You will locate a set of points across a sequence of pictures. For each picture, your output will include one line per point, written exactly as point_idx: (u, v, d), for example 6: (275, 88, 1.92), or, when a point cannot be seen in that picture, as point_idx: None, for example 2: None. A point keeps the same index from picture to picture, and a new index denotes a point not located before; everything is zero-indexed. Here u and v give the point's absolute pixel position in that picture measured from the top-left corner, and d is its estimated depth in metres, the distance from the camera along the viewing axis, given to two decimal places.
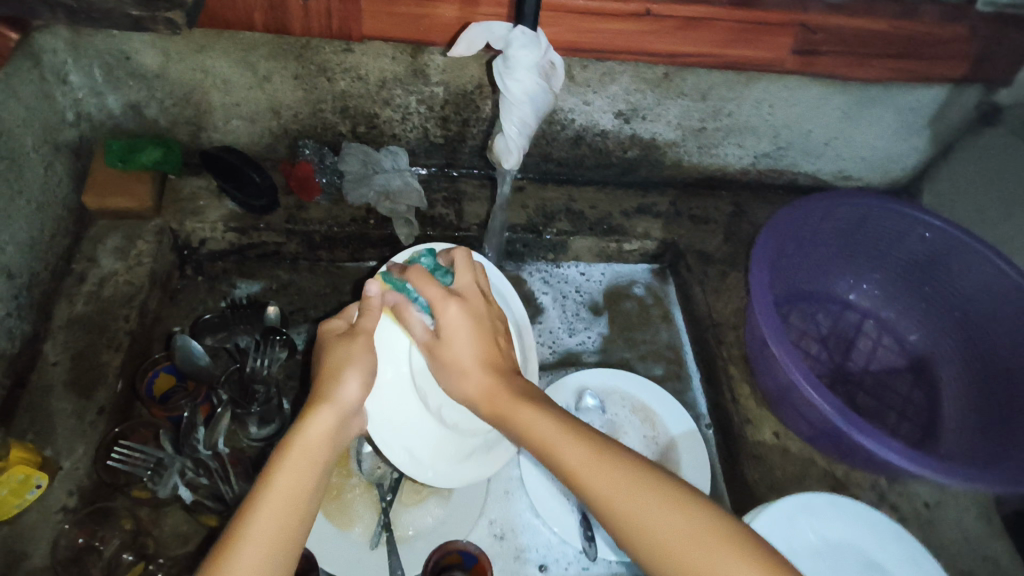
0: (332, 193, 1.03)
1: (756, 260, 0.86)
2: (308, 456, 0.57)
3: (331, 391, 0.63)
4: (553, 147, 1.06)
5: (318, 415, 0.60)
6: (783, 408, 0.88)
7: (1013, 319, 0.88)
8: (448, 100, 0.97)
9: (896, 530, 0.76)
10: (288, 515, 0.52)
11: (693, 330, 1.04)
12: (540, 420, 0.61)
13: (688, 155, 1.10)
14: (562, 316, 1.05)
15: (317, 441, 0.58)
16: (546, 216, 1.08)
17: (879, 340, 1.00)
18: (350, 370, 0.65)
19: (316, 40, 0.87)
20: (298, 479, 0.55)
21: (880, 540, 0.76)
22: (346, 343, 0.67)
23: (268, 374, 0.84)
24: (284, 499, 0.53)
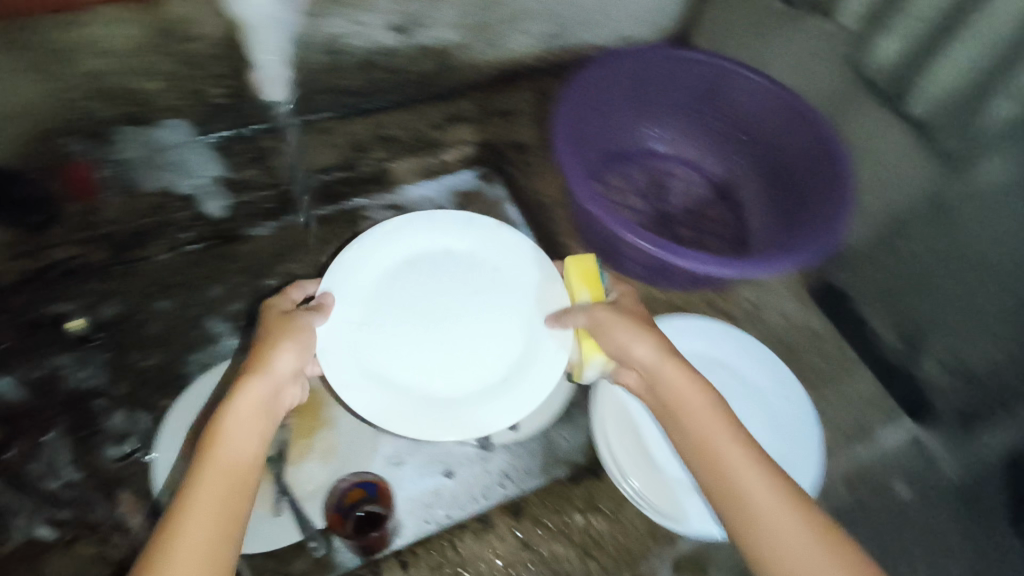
0: (121, 185, 0.94)
1: (558, 140, 0.92)
2: (247, 424, 0.60)
3: (265, 361, 0.64)
4: (344, 78, 1.03)
5: (250, 384, 0.62)
6: (617, 261, 0.95)
7: (785, 126, 0.99)
8: (215, 54, 0.91)
9: (727, 328, 0.88)
10: (227, 493, 0.56)
11: (528, 216, 1.09)
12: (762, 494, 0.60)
13: (479, 53, 1.11)
14: None
15: (254, 408, 0.61)
16: (359, 150, 1.06)
17: (687, 179, 1.11)
18: (285, 348, 0.66)
19: (33, 19, 0.79)
20: (231, 457, 0.58)
21: (715, 341, 0.87)
22: (295, 322, 0.70)
23: (96, 385, 0.86)
24: (222, 477, 0.57)
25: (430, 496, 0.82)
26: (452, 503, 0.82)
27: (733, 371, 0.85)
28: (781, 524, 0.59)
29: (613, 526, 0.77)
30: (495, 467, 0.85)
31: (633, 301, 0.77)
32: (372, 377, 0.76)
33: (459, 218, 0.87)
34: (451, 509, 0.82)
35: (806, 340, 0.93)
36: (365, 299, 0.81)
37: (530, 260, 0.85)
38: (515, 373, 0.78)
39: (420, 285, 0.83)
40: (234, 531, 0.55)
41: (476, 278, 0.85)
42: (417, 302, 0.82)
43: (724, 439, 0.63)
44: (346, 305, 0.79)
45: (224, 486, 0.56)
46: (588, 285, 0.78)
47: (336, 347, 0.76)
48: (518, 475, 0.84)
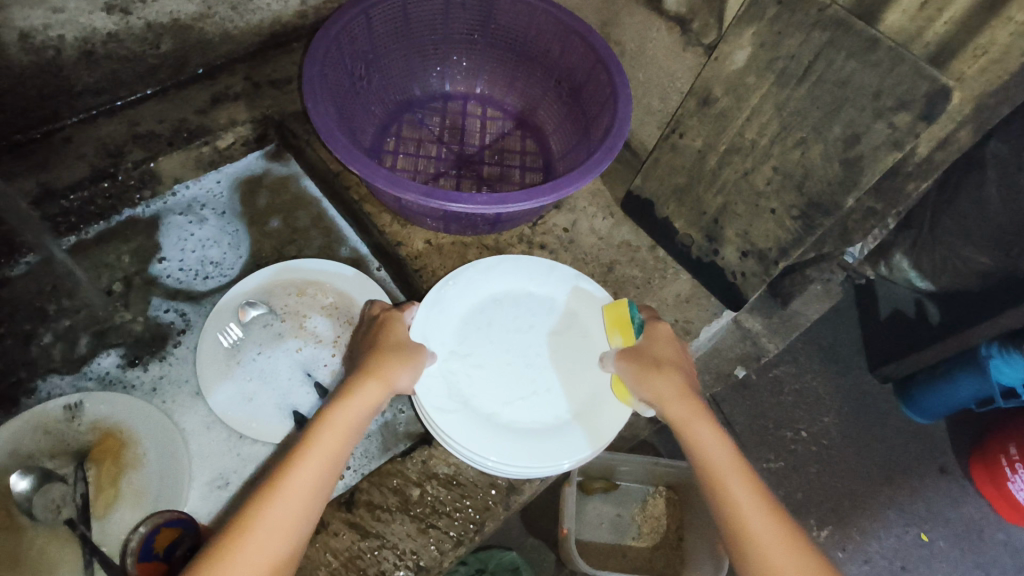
0: None
1: (310, 95, 0.80)
2: (343, 435, 0.63)
3: (384, 372, 0.67)
4: (71, 77, 0.90)
5: (367, 394, 0.65)
6: (412, 217, 0.90)
7: (561, 42, 0.95)
8: None
9: (549, 262, 0.84)
10: (317, 487, 0.60)
11: (327, 188, 1.01)
12: (747, 502, 0.59)
13: (229, 21, 0.98)
14: (190, 254, 0.96)
15: (358, 417, 0.64)
16: (113, 154, 0.92)
17: (485, 115, 1.06)
18: (405, 367, 0.69)
19: None
20: (332, 452, 0.61)
21: (532, 275, 0.84)
22: (415, 348, 0.72)
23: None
24: (319, 469, 0.60)
25: None
26: None
27: (550, 302, 0.83)
28: (779, 557, 0.56)
29: (452, 489, 0.76)
30: None
31: (660, 339, 0.71)
32: (450, 404, 0.73)
33: (525, 264, 0.84)
34: None
35: (622, 254, 0.94)
36: (466, 315, 0.80)
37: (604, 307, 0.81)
38: (585, 413, 0.75)
39: (503, 316, 0.81)
40: (301, 525, 0.58)
41: (548, 319, 0.81)
42: (495, 343, 0.79)
43: (719, 451, 0.62)
44: (448, 315, 0.79)
45: (316, 480, 0.60)
46: (620, 328, 0.76)
47: (430, 385, 0.74)
48: (359, 461, 0.82)
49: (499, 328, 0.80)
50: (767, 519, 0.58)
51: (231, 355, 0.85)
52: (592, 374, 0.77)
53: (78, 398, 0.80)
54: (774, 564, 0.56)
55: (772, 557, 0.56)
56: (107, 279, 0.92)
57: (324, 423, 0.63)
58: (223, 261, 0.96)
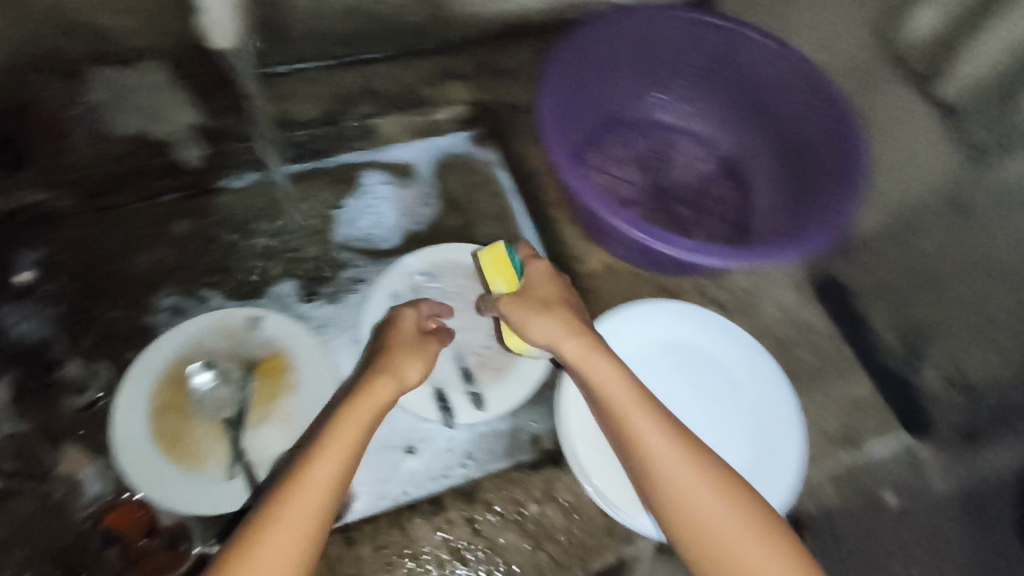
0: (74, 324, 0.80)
1: (541, 94, 0.85)
2: (357, 421, 0.67)
3: (392, 369, 0.72)
4: (328, 26, 0.97)
5: (379, 386, 0.70)
6: (602, 236, 0.88)
7: (802, 99, 0.91)
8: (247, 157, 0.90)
9: (728, 325, 0.80)
10: (339, 475, 0.63)
11: (519, 185, 1.03)
12: (654, 434, 0.63)
13: (476, 5, 1.03)
14: (365, 204, 1.00)
15: (373, 410, 0.69)
16: (343, 103, 1.00)
17: (693, 153, 1.03)
18: (413, 362, 0.74)
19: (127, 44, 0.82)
20: (353, 442, 0.65)
21: (712, 334, 0.79)
22: (425, 345, 0.77)
23: (42, 339, 0.86)
24: (340, 462, 0.64)
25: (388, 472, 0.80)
26: (411, 480, 0.80)
27: (721, 365, 0.78)
28: (690, 484, 0.61)
29: (567, 517, 0.75)
30: (457, 446, 0.83)
31: (543, 282, 0.74)
32: (589, 438, 0.75)
33: (704, 319, 0.80)
34: (409, 486, 0.80)
35: (800, 334, 0.88)
36: (634, 350, 0.77)
37: (777, 386, 0.76)
38: None
39: (669, 362, 0.77)
40: (326, 507, 0.62)
41: (714, 382, 0.76)
42: (657, 391, 0.75)
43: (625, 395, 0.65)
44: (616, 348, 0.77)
45: (337, 470, 0.63)
46: (499, 271, 0.76)
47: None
48: (482, 456, 0.82)
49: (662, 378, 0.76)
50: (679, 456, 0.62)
51: None
52: (747, 457, 0.72)
53: (260, 315, 0.88)
54: (689, 503, 0.60)
55: (684, 492, 0.61)
56: (307, 212, 0.98)
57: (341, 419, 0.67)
58: (368, 235, 0.98)
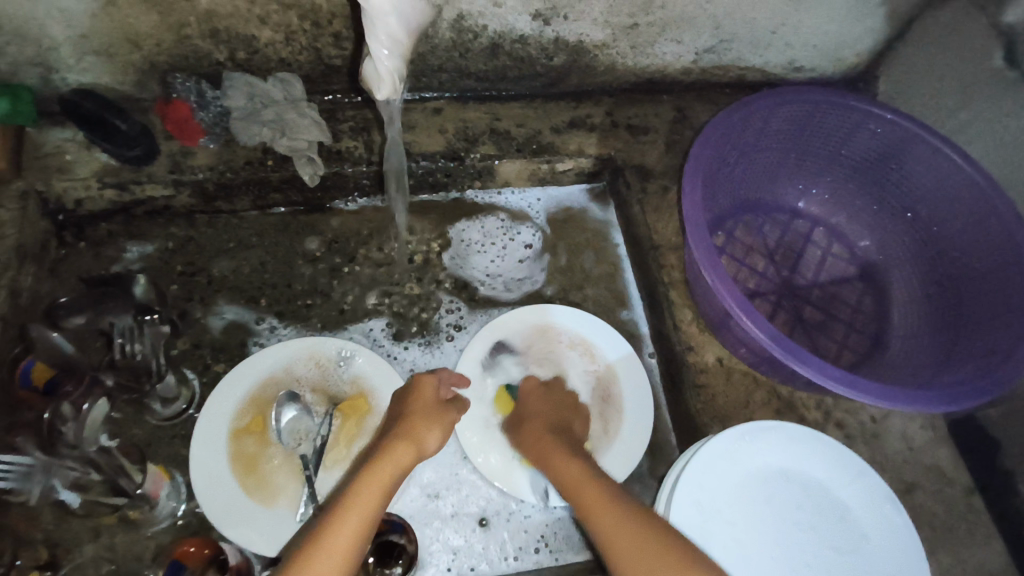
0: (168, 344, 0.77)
1: (688, 176, 0.79)
2: (378, 482, 0.65)
3: (414, 433, 0.71)
4: (468, 61, 0.93)
5: (397, 449, 0.69)
6: (722, 332, 0.83)
7: (969, 219, 0.82)
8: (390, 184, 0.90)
9: (859, 466, 0.71)
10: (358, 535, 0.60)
11: (635, 254, 0.97)
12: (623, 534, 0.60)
13: (621, 57, 0.97)
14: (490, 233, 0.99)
15: (394, 473, 0.67)
16: (468, 139, 0.96)
17: (829, 249, 0.95)
18: (432, 427, 0.73)
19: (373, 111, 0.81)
20: (373, 502, 0.63)
21: (839, 473, 0.71)
22: (446, 412, 0.76)
23: (146, 356, 0.76)
24: (356, 525, 0.60)
25: (460, 543, 0.77)
26: (480, 556, 0.76)
27: (845, 510, 0.70)
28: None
29: None
30: (533, 528, 0.78)
31: (534, 399, 0.82)
32: None
33: (835, 452, 0.72)
34: (478, 562, 0.76)
35: (929, 480, 0.79)
36: (749, 475, 0.70)
37: (907, 550, 0.67)
38: None
39: (786, 496, 0.70)
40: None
41: (835, 529, 0.69)
42: (769, 528, 0.68)
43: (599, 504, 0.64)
44: (729, 470, 0.70)
45: (356, 530, 0.60)
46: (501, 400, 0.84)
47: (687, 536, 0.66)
48: (557, 544, 0.78)
49: (777, 509, 0.69)
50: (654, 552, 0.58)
51: (490, 375, 0.85)
52: None
53: (353, 349, 0.85)
54: None
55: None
56: (414, 248, 0.96)
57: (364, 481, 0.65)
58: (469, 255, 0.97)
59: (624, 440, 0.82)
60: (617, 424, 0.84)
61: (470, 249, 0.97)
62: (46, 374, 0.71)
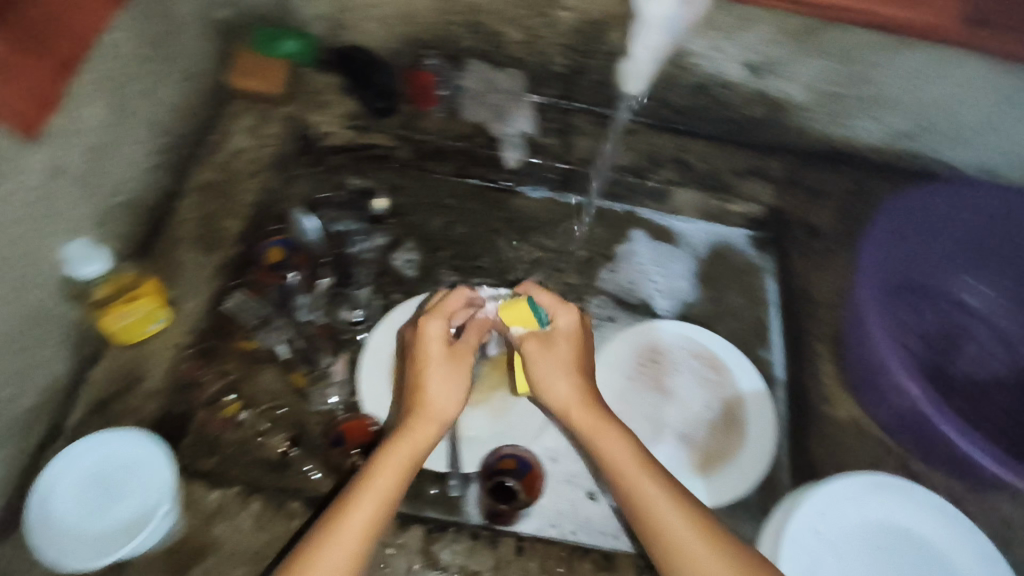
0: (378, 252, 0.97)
1: (867, 241, 0.89)
2: (399, 454, 0.65)
3: (426, 396, 0.68)
4: (671, 93, 1.02)
5: (415, 424, 0.67)
6: (864, 393, 0.88)
7: None
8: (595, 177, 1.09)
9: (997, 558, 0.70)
10: (369, 533, 0.60)
11: (786, 302, 1.02)
12: (684, 550, 0.60)
13: (815, 122, 1.04)
14: (666, 259, 1.05)
15: (413, 446, 0.66)
16: (653, 162, 1.07)
17: (987, 348, 0.95)
18: (444, 381, 0.69)
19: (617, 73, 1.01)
20: (382, 498, 0.62)
21: (969, 557, 0.70)
22: (457, 354, 0.70)
23: (366, 261, 0.96)
24: (375, 501, 0.61)
25: (568, 507, 0.80)
26: (583, 524, 0.79)
27: None
28: None
29: None
30: None
31: (565, 342, 0.72)
32: None
33: (966, 531, 0.71)
34: (580, 530, 0.79)
35: None
36: (868, 525, 0.72)
37: None
38: None
39: (904, 557, 0.71)
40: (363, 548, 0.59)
41: None
42: None
43: (652, 511, 0.63)
44: (849, 514, 0.73)
45: (371, 515, 0.61)
46: (522, 319, 0.73)
47: (795, 552, 0.70)
48: None
49: (891, 563, 0.71)
50: None
51: (632, 372, 0.93)
52: None
53: None
54: None
55: None
56: (583, 245, 1.05)
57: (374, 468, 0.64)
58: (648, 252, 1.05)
59: (739, 463, 0.86)
60: (737, 446, 0.88)
61: (652, 249, 1.06)
62: (278, 256, 0.90)
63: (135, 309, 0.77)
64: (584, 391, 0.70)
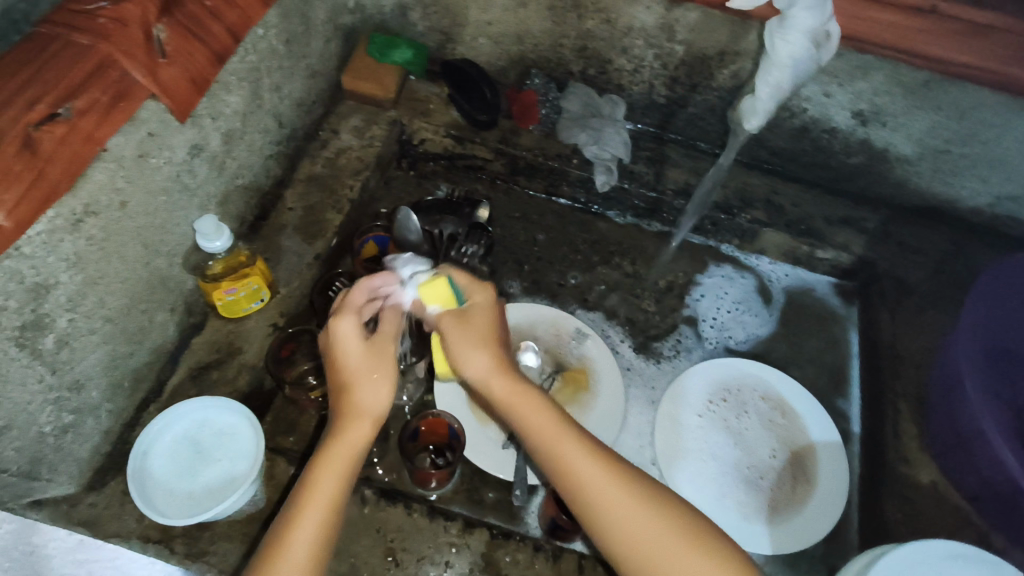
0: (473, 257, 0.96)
1: (971, 299, 0.87)
2: (339, 455, 0.61)
3: (348, 395, 0.63)
4: (772, 134, 1.03)
5: (341, 427, 0.63)
6: (947, 459, 0.84)
7: None
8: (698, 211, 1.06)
9: None
10: (321, 542, 0.58)
11: (868, 356, 0.99)
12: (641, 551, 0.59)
13: (918, 177, 1.01)
14: (744, 295, 1.05)
15: (348, 450, 0.62)
16: (744, 201, 1.06)
17: None
18: (362, 375, 0.65)
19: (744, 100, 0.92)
20: (327, 508, 0.59)
21: None
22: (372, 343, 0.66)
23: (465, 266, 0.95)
24: (323, 504, 0.59)
25: None
26: None
27: None
28: None
29: None
30: None
31: (482, 316, 0.70)
32: None
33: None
34: None
35: None
36: None
37: None
38: None
39: None
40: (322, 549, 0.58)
41: None
42: None
43: (600, 510, 0.61)
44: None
45: (320, 519, 0.59)
46: (438, 298, 0.69)
47: None
48: None
49: None
50: None
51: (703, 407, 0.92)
52: None
53: (587, 332, 0.96)
54: None
55: None
56: (664, 275, 1.06)
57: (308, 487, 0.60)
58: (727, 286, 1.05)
59: (807, 515, 0.84)
60: (806, 497, 0.85)
61: (730, 284, 1.06)
62: (372, 251, 0.94)
63: (245, 286, 0.81)
64: (502, 373, 0.68)
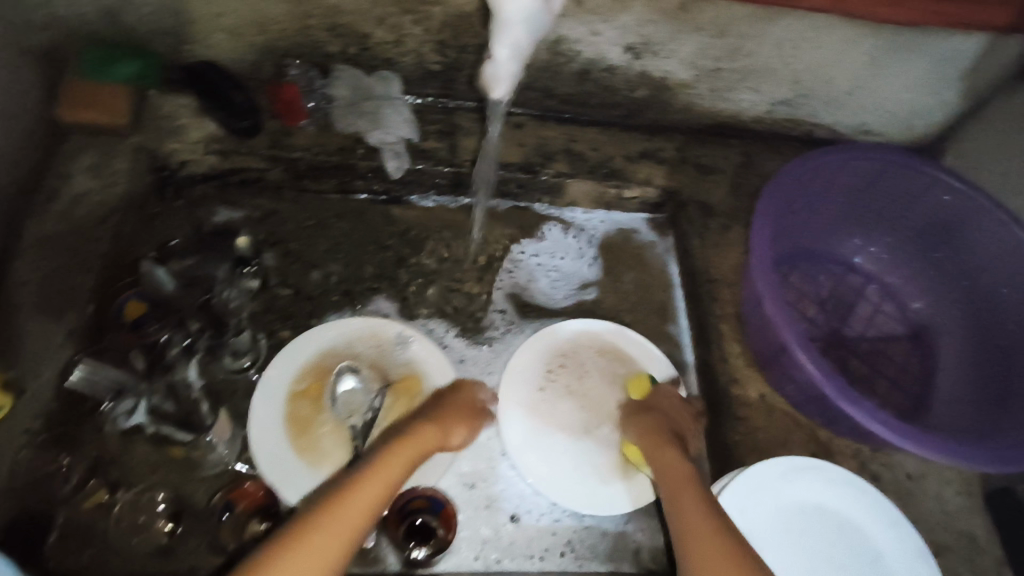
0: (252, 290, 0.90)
1: (759, 208, 0.82)
2: (408, 457, 0.68)
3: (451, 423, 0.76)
4: (556, 82, 0.99)
5: (423, 427, 0.73)
6: (771, 369, 0.87)
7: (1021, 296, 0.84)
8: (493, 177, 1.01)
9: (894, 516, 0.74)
10: (362, 521, 0.60)
11: (688, 285, 1.01)
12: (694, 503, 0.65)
13: (699, 98, 1.02)
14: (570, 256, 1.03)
15: (419, 453, 0.70)
16: (545, 156, 1.02)
17: (880, 306, 0.97)
18: (468, 418, 0.79)
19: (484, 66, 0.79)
20: (375, 496, 0.62)
21: (874, 519, 0.74)
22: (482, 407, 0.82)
23: (236, 308, 0.88)
24: (380, 488, 0.63)
25: (489, 534, 0.79)
26: (508, 550, 0.79)
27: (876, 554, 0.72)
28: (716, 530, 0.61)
29: None
30: (561, 531, 0.81)
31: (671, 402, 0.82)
32: None
33: (874, 501, 0.75)
34: (504, 555, 0.79)
35: (959, 545, 0.79)
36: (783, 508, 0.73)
37: None
38: None
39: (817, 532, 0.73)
40: (353, 528, 0.59)
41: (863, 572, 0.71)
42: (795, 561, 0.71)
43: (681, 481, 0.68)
44: (763, 501, 0.73)
45: (370, 499, 0.61)
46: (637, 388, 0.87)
47: None
48: (580, 551, 0.80)
49: (807, 541, 0.73)
50: (705, 513, 0.63)
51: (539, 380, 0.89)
52: None
53: (408, 334, 0.89)
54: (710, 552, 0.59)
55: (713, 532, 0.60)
56: (482, 250, 1.01)
57: (359, 479, 0.63)
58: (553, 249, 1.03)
59: None
60: None
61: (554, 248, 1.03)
62: (139, 309, 0.83)
63: None
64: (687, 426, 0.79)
